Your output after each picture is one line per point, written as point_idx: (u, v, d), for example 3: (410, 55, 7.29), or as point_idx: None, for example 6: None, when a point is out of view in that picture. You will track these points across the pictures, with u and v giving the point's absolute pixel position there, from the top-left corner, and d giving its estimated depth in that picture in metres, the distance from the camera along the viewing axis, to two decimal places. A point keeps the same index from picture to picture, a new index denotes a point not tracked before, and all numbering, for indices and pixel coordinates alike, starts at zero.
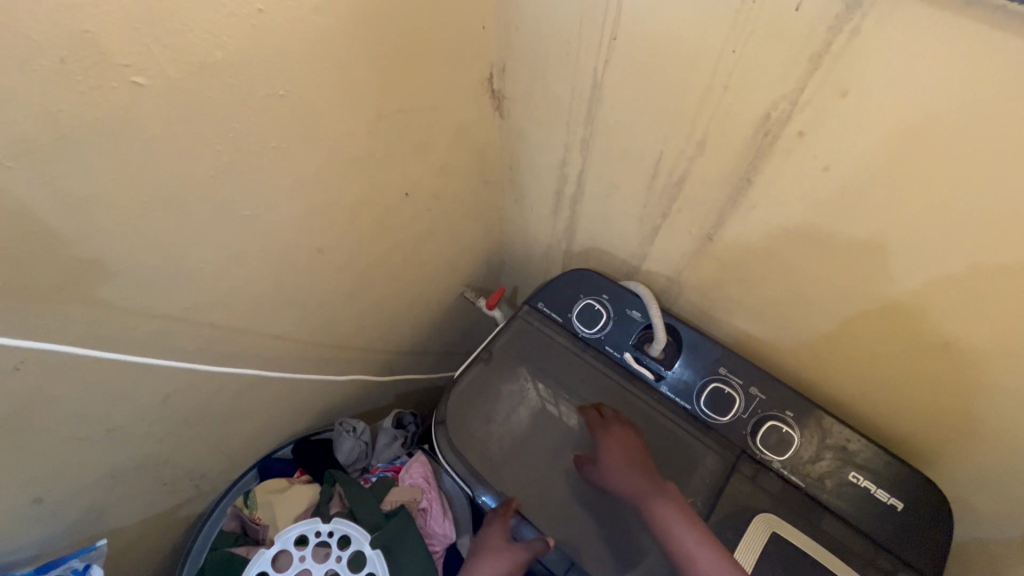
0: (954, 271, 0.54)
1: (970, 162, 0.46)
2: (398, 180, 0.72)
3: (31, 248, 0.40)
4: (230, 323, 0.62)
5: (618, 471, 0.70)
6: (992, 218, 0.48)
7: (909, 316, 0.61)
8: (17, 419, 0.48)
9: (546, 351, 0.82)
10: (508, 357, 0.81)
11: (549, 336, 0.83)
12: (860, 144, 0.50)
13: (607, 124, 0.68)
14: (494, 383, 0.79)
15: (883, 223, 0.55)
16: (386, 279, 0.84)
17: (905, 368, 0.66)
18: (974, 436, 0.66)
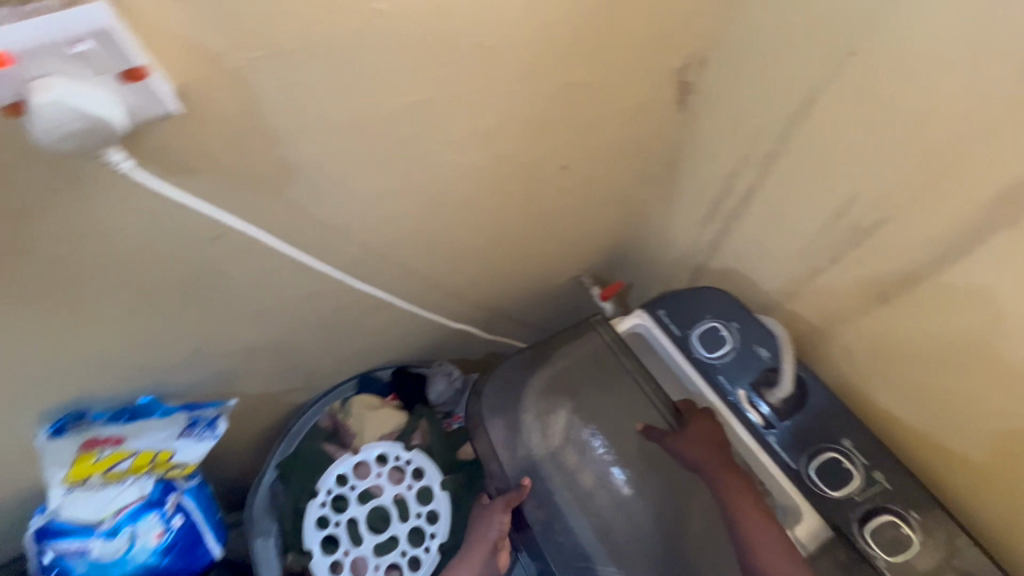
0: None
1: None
2: (561, 154, 0.72)
3: (251, 141, 0.45)
4: (377, 248, 0.67)
5: (705, 453, 0.70)
6: None
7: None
8: (194, 282, 0.55)
9: (613, 367, 0.80)
10: (574, 363, 0.81)
11: (623, 358, 0.80)
12: None
13: (802, 143, 0.62)
14: (558, 381, 0.79)
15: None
16: (517, 244, 0.85)
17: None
18: None
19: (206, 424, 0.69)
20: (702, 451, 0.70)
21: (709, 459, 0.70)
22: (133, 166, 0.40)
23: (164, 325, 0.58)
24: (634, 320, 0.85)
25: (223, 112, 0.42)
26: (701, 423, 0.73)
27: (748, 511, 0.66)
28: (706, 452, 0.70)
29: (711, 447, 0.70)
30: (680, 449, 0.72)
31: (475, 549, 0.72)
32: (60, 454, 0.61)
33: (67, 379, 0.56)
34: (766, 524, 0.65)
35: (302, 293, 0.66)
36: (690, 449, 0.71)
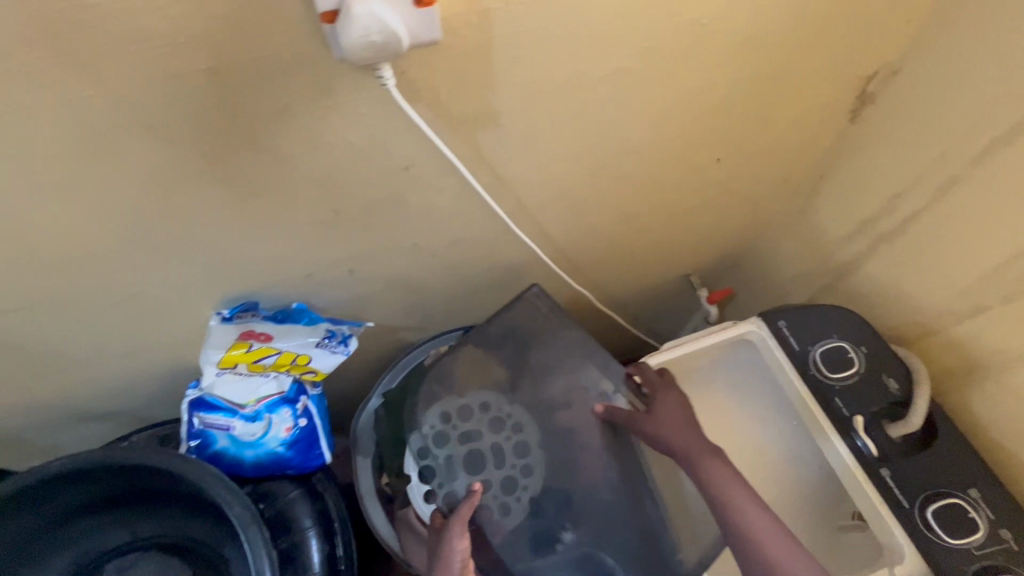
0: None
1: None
2: (720, 146, 0.72)
3: (475, 80, 0.49)
4: (529, 208, 0.70)
5: (672, 428, 0.71)
6: None
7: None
8: (375, 208, 0.59)
9: (539, 326, 0.82)
10: (505, 334, 0.82)
11: (536, 311, 0.82)
12: None
13: (990, 169, 0.60)
14: (496, 350, 0.82)
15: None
16: (645, 232, 0.86)
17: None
18: None
19: (340, 339, 0.74)
20: (674, 429, 0.71)
21: (677, 434, 0.71)
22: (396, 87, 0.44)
23: (337, 242, 0.63)
24: (746, 327, 0.85)
25: (466, 48, 0.46)
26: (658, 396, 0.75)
27: (732, 489, 0.65)
28: (668, 425, 0.72)
29: (669, 416, 0.72)
30: (654, 429, 0.72)
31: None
32: (222, 337, 0.68)
33: (251, 271, 0.63)
34: (749, 498, 0.65)
35: (452, 238, 0.70)
36: (658, 427, 0.72)
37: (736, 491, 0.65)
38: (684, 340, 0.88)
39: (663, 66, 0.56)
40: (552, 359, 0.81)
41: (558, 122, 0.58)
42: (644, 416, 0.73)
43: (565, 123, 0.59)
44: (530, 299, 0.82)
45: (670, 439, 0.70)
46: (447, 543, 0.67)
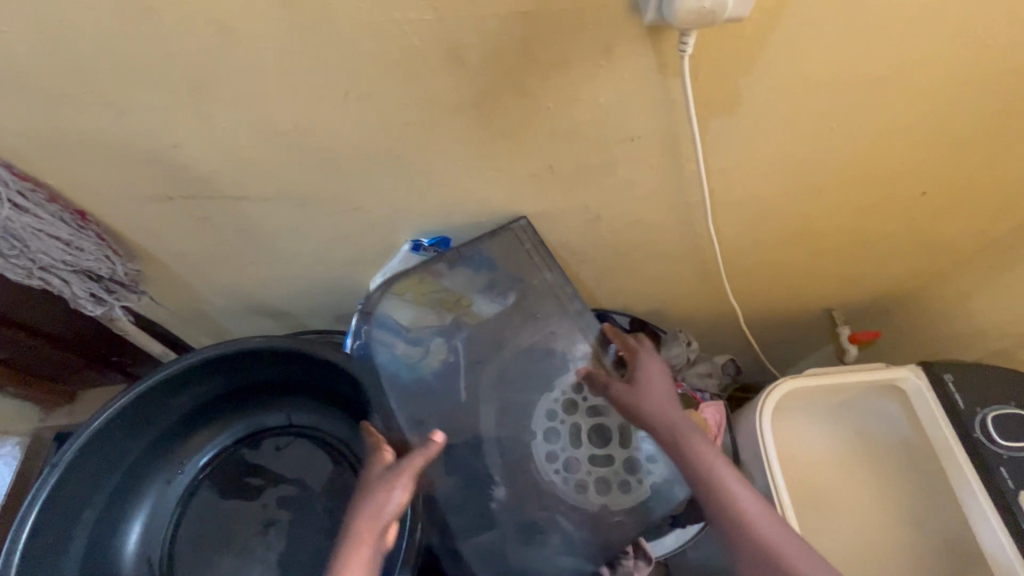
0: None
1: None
2: (932, 179, 0.69)
3: (735, 66, 0.50)
4: (715, 205, 0.70)
5: (647, 389, 0.74)
6: None
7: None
8: (583, 171, 0.63)
9: (544, 291, 0.79)
10: (504, 280, 0.79)
11: (551, 282, 0.78)
12: None
13: None
14: (495, 300, 0.79)
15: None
16: (811, 256, 0.83)
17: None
18: None
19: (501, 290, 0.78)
20: (653, 401, 0.73)
21: (655, 402, 0.73)
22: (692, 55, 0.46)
23: (534, 197, 0.67)
24: (903, 374, 0.80)
25: (745, 32, 0.47)
26: (638, 372, 0.76)
27: (698, 451, 0.67)
28: (647, 394, 0.74)
29: (651, 386, 0.74)
30: (633, 394, 0.75)
31: (361, 535, 0.57)
32: (405, 263, 0.77)
33: (450, 207, 0.68)
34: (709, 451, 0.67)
35: (633, 217, 0.72)
36: (639, 393, 0.74)
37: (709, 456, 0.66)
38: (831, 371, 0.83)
39: (917, 85, 0.55)
40: (540, 331, 0.79)
41: (788, 123, 0.58)
42: (624, 385, 0.76)
43: (792, 127, 0.59)
44: (516, 235, 0.73)
45: (646, 405, 0.73)
46: (372, 501, 0.59)
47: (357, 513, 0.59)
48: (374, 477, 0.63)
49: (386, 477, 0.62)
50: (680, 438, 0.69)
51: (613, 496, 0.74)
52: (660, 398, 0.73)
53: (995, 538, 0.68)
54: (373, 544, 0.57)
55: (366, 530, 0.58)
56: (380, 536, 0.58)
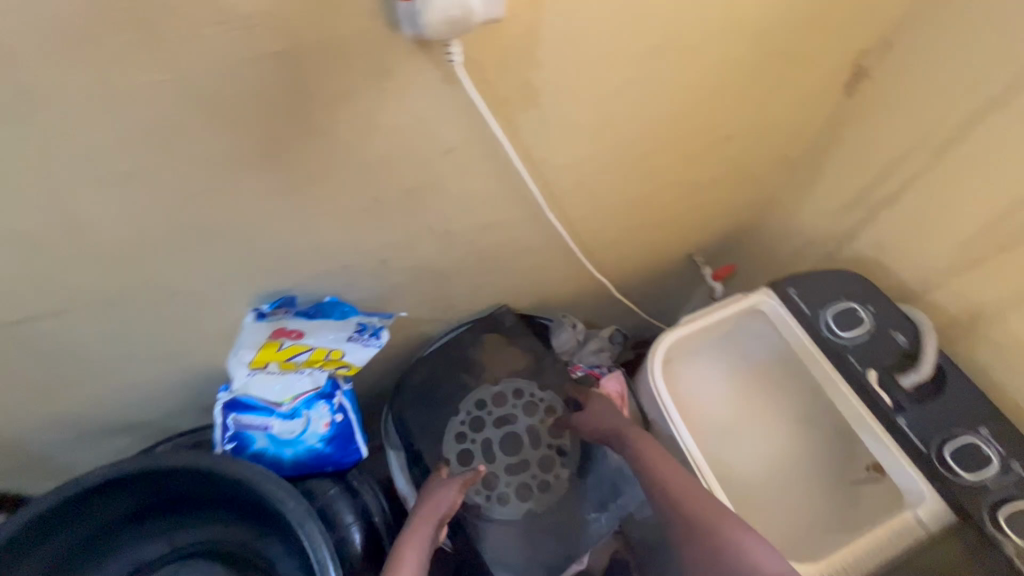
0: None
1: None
2: (732, 121, 0.75)
3: (519, 59, 0.51)
4: (554, 192, 0.71)
5: (599, 411, 0.78)
6: None
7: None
8: (412, 192, 0.60)
9: (505, 350, 0.88)
10: (470, 348, 0.87)
11: (513, 342, 0.88)
12: None
13: (987, 128, 0.65)
14: (460, 364, 0.86)
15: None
16: (656, 214, 0.88)
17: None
18: None
19: (371, 332, 0.73)
20: (592, 412, 0.79)
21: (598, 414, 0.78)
22: (462, 62, 0.46)
23: (370, 229, 0.63)
24: (760, 298, 0.88)
25: (517, 23, 0.47)
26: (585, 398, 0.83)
27: (658, 464, 0.69)
28: (600, 417, 0.78)
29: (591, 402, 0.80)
30: (589, 422, 0.78)
31: (422, 522, 0.65)
32: (254, 335, 0.68)
33: (283, 263, 0.62)
34: (670, 463, 0.69)
35: (482, 222, 0.71)
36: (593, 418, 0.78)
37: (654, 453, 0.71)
38: (710, 310, 0.89)
39: (688, 43, 0.59)
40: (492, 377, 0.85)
41: (591, 102, 0.60)
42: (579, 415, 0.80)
43: (597, 104, 0.61)
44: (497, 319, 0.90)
45: (602, 428, 0.76)
46: (435, 497, 0.68)
47: (420, 509, 0.67)
48: (432, 484, 0.71)
49: (439, 482, 0.70)
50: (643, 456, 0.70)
51: (536, 496, 0.77)
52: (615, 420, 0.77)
53: (870, 429, 0.76)
54: (429, 531, 0.64)
55: (425, 516, 0.66)
56: (434, 526, 0.65)
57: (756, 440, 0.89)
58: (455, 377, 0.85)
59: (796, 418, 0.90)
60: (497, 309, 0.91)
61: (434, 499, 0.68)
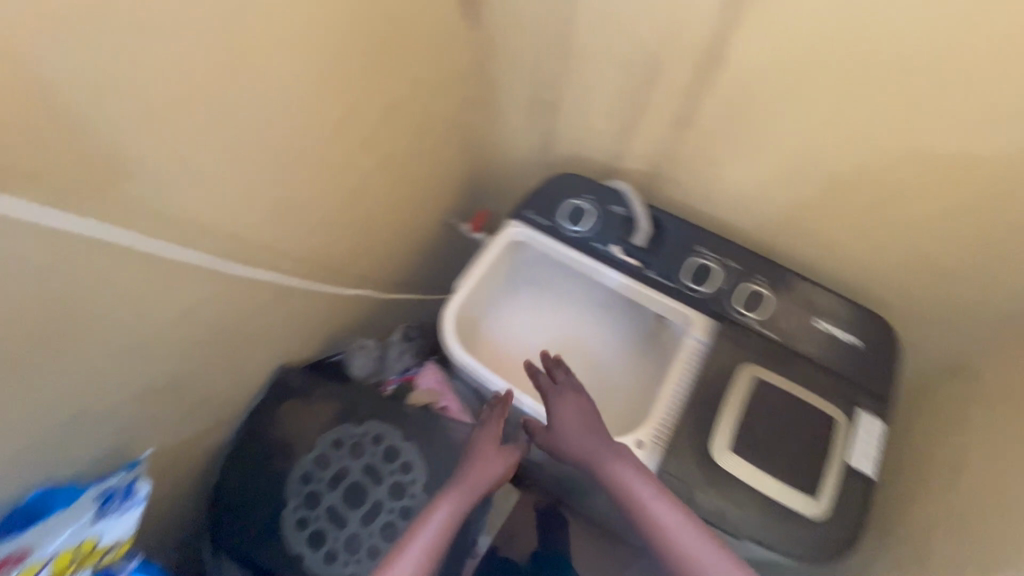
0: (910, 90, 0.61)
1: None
2: (390, 90, 0.74)
3: (63, 147, 0.40)
4: (246, 242, 0.63)
5: (567, 422, 0.73)
6: (932, 32, 0.56)
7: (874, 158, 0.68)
8: (54, 340, 0.47)
9: (304, 410, 0.80)
10: (267, 429, 0.79)
11: (309, 397, 0.81)
12: None
13: (584, 15, 0.73)
14: (265, 451, 0.78)
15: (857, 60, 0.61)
16: (379, 205, 0.85)
17: (873, 211, 0.74)
18: (919, 273, 0.77)
19: (121, 495, 0.57)
20: (583, 442, 0.71)
21: (576, 441, 0.71)
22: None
23: (38, 404, 0.49)
24: (510, 231, 0.93)
25: (21, 110, 0.37)
26: (567, 406, 0.74)
27: (628, 480, 0.66)
28: (564, 432, 0.73)
29: (579, 424, 0.72)
30: (554, 439, 0.73)
31: (458, 494, 0.67)
32: None
33: None
34: (628, 471, 0.67)
35: (185, 314, 0.60)
36: (557, 441, 0.73)
37: (661, 507, 0.64)
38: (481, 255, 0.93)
39: (274, 44, 0.54)
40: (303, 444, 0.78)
41: (208, 144, 0.52)
42: (542, 430, 0.76)
43: (218, 143, 0.53)
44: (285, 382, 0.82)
45: (563, 447, 0.73)
46: (475, 470, 0.71)
47: (466, 472, 0.70)
48: (486, 443, 0.73)
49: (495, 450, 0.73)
50: (617, 476, 0.67)
51: (404, 527, 0.73)
52: (585, 432, 0.71)
53: (661, 304, 0.86)
54: (464, 506, 0.67)
55: (466, 491, 0.68)
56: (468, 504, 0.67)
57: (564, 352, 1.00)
58: (266, 467, 0.77)
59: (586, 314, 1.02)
60: (278, 376, 0.82)
61: (490, 467, 0.72)
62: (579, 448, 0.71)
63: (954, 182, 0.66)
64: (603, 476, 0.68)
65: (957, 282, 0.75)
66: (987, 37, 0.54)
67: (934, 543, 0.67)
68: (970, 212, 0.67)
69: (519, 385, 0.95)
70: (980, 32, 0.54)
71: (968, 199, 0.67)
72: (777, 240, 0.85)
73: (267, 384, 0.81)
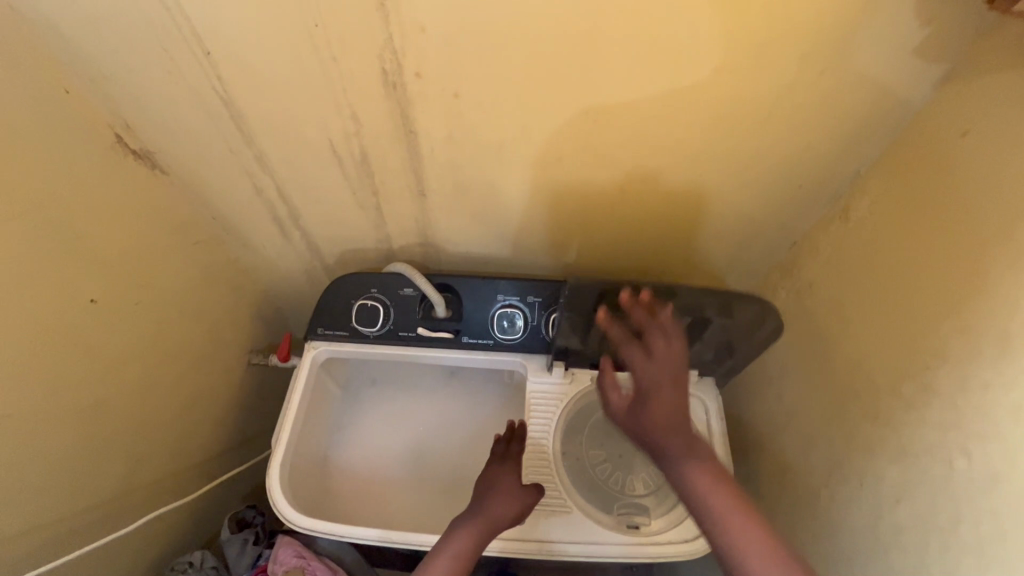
0: (589, 121, 0.62)
1: (554, 38, 0.53)
2: (75, 288, 0.62)
3: None
4: None
5: (665, 368, 0.60)
6: (579, 71, 0.56)
7: (598, 177, 0.70)
8: None
9: None
10: None
11: None
12: (451, 58, 0.55)
13: (266, 141, 0.66)
14: None
15: (533, 111, 0.61)
16: (133, 401, 0.73)
17: (625, 216, 0.76)
18: (692, 246, 0.81)
19: None
20: (656, 411, 0.59)
21: (663, 415, 0.58)
22: None
23: None
24: (310, 356, 0.85)
25: None
26: (660, 390, 0.60)
27: (701, 479, 0.55)
28: (657, 371, 0.60)
29: (672, 407, 0.58)
30: (644, 380, 0.61)
31: (481, 521, 0.68)
32: None
33: None
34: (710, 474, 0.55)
35: None
36: (647, 373, 0.61)
37: (696, 473, 0.56)
38: (288, 399, 0.82)
39: None
40: None
41: None
42: (637, 351, 0.63)
43: None
44: None
45: (653, 390, 0.60)
46: (500, 493, 0.71)
47: (485, 496, 0.71)
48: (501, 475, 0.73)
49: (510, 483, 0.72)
50: (681, 452, 0.57)
51: None
52: (666, 396, 0.59)
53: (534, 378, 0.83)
54: (476, 541, 0.66)
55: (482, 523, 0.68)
56: (480, 539, 0.67)
57: (410, 435, 0.98)
58: None
59: (410, 389, 1.01)
60: None
61: (506, 489, 0.72)
62: (658, 410, 0.58)
63: (674, 174, 0.69)
64: (660, 437, 0.58)
65: (721, 241, 0.80)
66: (616, 69, 0.56)
67: (805, 481, 0.73)
68: (700, 190, 0.71)
69: (359, 517, 0.88)
70: (610, 67, 0.56)
71: (693, 182, 0.70)
72: (565, 262, 0.86)
73: None
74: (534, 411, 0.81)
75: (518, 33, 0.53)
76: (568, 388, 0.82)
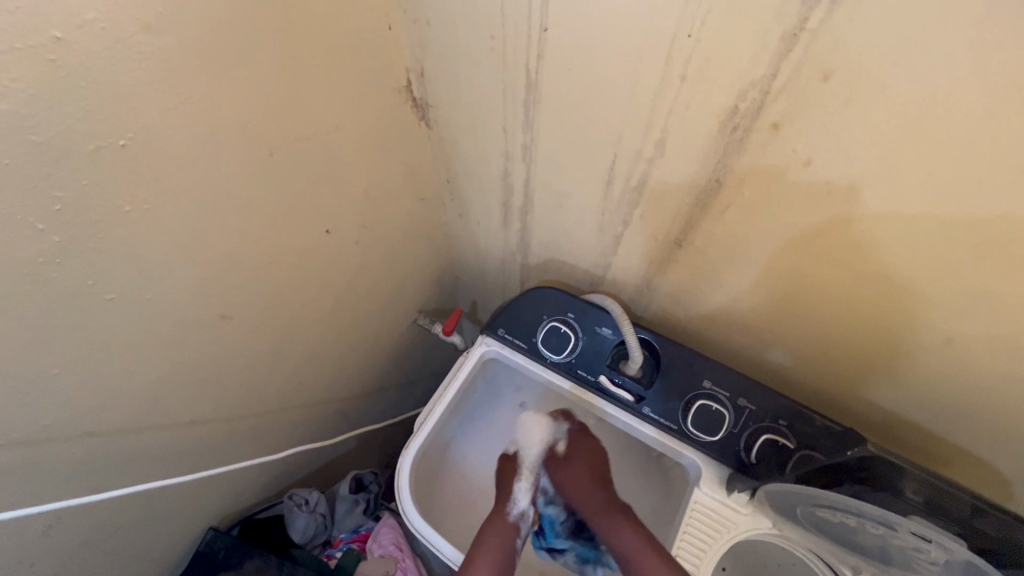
0: (968, 252, 0.44)
1: (1017, 148, 0.36)
2: (319, 216, 0.62)
3: None
4: (139, 423, 0.53)
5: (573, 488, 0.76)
6: (1007, 196, 0.39)
7: (922, 313, 0.52)
8: None
9: None
10: None
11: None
12: (830, 124, 0.42)
13: (546, 132, 0.59)
14: None
15: (897, 213, 0.45)
16: (319, 329, 0.73)
17: (920, 366, 0.57)
18: (993, 442, 0.59)
19: None
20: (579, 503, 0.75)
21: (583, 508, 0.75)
22: None
23: None
24: (480, 350, 0.79)
25: None
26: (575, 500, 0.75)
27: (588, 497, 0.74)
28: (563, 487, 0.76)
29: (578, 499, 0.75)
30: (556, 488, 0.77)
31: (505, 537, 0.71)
32: None
33: None
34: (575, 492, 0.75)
35: (51, 518, 0.51)
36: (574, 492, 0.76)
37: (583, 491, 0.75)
38: (445, 386, 0.78)
39: (130, 238, 0.43)
40: None
41: (45, 364, 0.42)
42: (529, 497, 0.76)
43: (65, 357, 0.43)
44: (213, 550, 0.71)
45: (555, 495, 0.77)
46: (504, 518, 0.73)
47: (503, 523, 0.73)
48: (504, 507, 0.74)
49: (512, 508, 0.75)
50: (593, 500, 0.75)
51: None
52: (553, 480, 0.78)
53: (705, 491, 0.67)
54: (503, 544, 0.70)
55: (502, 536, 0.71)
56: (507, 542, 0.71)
57: None
58: None
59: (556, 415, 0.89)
60: (209, 529, 0.72)
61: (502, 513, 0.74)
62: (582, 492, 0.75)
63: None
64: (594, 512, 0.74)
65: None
66: None
67: None
68: None
69: (459, 528, 0.80)
70: None
71: None
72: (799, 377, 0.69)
73: (195, 538, 0.71)
74: (689, 530, 0.66)
75: (965, 121, 0.37)
76: (743, 521, 0.66)
